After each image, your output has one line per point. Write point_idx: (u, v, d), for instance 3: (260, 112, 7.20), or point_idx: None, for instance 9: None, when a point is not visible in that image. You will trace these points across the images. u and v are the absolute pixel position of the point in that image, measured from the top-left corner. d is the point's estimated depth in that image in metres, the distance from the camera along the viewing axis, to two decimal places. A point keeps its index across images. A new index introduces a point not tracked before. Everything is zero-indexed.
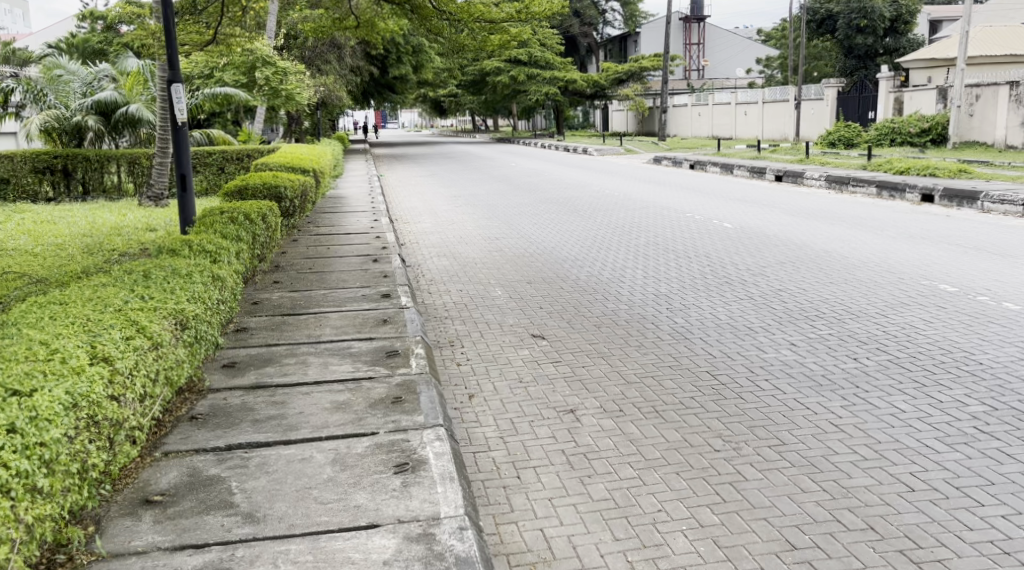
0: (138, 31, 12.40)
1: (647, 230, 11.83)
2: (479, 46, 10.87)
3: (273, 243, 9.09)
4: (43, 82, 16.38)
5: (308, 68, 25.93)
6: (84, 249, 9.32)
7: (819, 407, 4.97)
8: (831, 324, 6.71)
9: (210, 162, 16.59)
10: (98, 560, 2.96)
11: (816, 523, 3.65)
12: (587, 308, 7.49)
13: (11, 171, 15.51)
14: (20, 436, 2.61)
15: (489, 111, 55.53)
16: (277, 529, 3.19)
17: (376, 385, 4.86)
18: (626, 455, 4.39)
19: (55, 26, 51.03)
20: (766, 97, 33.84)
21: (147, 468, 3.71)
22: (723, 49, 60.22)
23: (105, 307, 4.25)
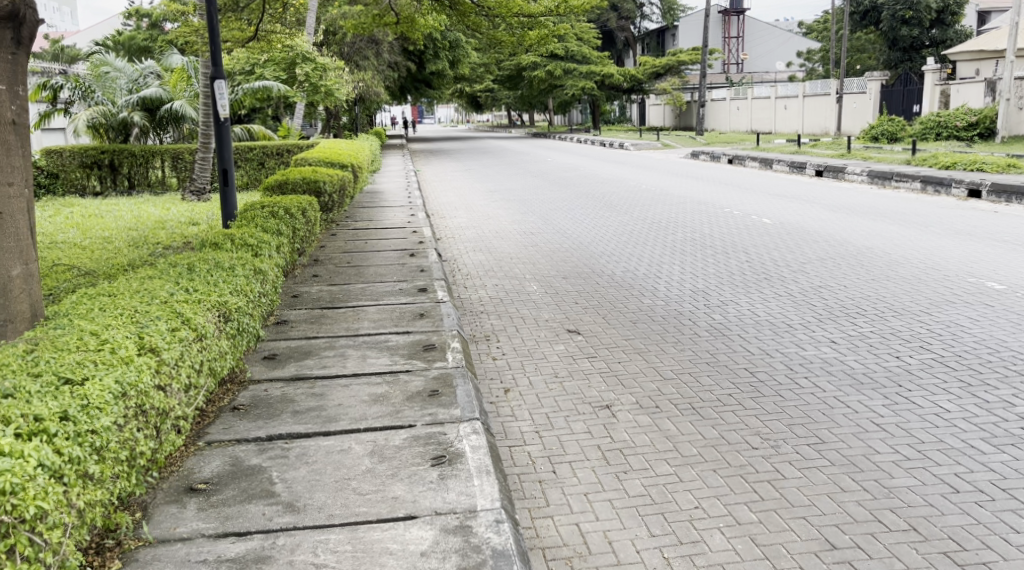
0: (182, 28, 12.67)
1: (684, 225, 11.76)
2: (517, 42, 10.82)
3: (312, 237, 9.20)
4: (91, 79, 16.63)
5: (348, 64, 26.16)
6: (129, 242, 9.52)
7: (860, 405, 4.91)
8: (873, 323, 6.58)
9: (251, 157, 16.82)
10: (146, 546, 3.03)
11: (857, 522, 3.60)
12: (623, 304, 7.47)
13: (60, 165, 15.98)
14: (72, 424, 2.69)
15: (524, 106, 55.50)
16: (317, 519, 3.24)
17: (414, 378, 4.92)
18: (662, 451, 4.38)
19: (105, 22, 51.91)
20: (807, 90, 33.34)
21: (190, 457, 3.79)
22: (763, 42, 59.59)
23: (152, 299, 4.37)
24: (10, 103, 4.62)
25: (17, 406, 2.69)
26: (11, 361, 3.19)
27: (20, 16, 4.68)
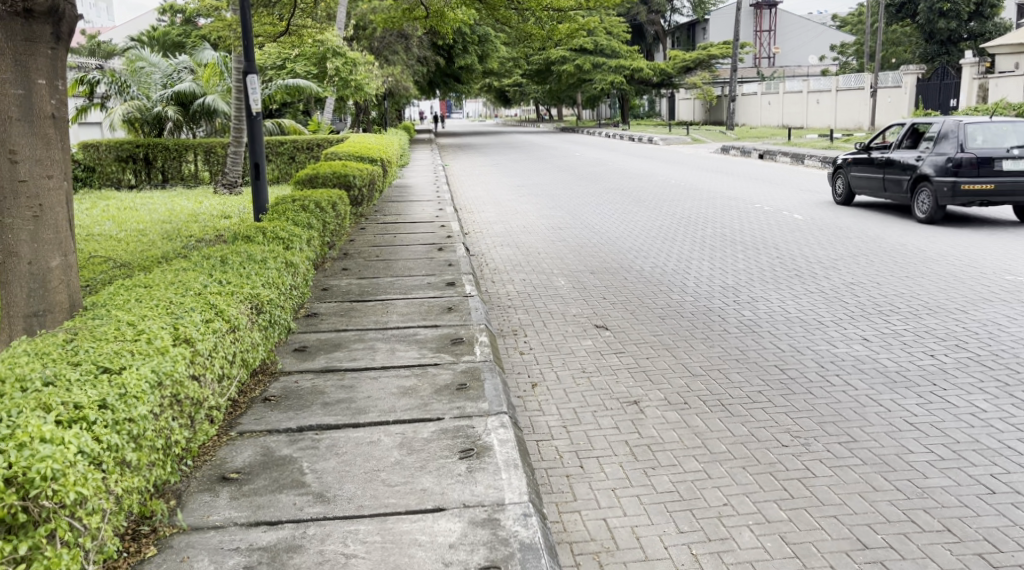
0: (215, 23, 12.85)
1: (714, 221, 11.66)
2: (547, 36, 10.79)
3: (342, 231, 9.29)
4: (127, 74, 16.95)
5: (377, 59, 26.25)
6: (163, 234, 9.65)
7: (893, 404, 4.85)
8: (907, 321, 6.48)
9: (282, 151, 16.98)
10: (180, 533, 3.08)
11: (889, 522, 3.57)
12: (652, 300, 7.44)
13: (96, 159, 16.24)
14: (111, 412, 2.74)
15: (553, 101, 55.35)
16: (347, 510, 3.27)
17: (442, 371, 4.95)
18: (691, 448, 4.36)
19: (138, 19, 52.52)
20: (840, 85, 32.88)
21: (223, 447, 3.84)
22: (795, 36, 58.85)
23: (186, 290, 4.43)
24: (50, 98, 4.68)
25: (57, 394, 2.75)
26: (51, 350, 3.26)
27: (61, 13, 4.70)
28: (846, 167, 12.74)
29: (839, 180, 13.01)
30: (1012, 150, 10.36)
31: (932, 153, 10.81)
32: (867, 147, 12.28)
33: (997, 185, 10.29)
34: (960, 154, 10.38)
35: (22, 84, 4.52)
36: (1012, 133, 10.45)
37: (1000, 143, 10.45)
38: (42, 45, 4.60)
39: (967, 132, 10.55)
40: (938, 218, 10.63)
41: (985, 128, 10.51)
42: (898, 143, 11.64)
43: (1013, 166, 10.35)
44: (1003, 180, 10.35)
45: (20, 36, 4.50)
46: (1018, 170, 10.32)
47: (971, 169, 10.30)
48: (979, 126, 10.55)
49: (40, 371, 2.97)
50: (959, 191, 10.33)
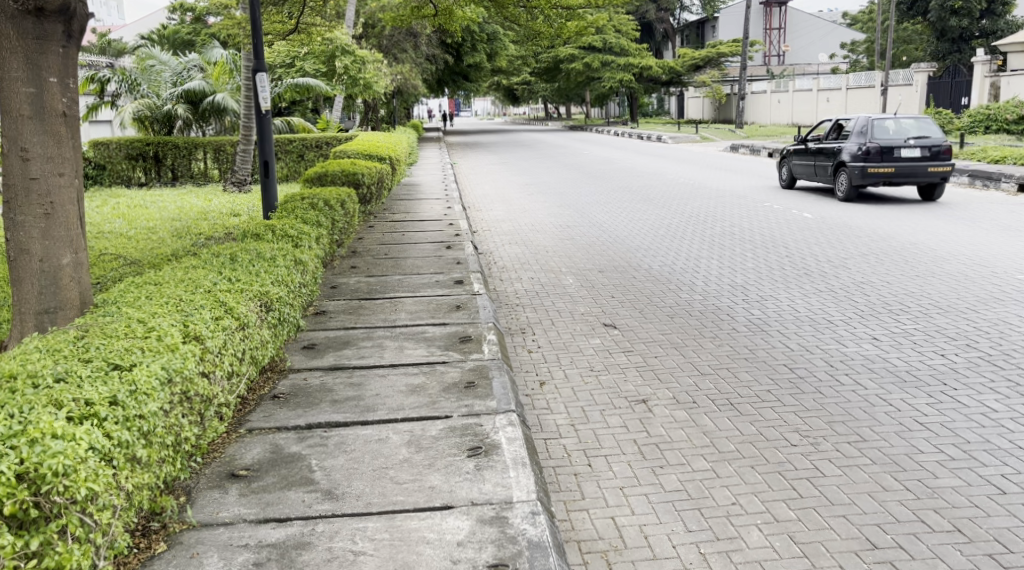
0: (225, 21, 12.90)
1: (723, 220, 11.63)
2: (555, 34, 10.81)
3: (350, 229, 9.30)
4: (137, 72, 16.97)
5: (386, 57, 26.26)
6: (172, 232, 9.69)
7: (903, 404, 4.83)
8: (917, 320, 6.46)
9: (291, 149, 17.02)
10: (190, 529, 3.10)
11: (899, 522, 3.55)
12: (661, 299, 7.42)
13: (107, 157, 16.34)
14: (121, 408, 2.75)
15: (562, 98, 55.27)
16: (355, 507, 3.28)
17: (450, 369, 4.95)
18: (699, 447, 4.35)
19: (147, 17, 52.68)
20: (850, 83, 32.74)
21: (232, 444, 3.86)
22: (805, 34, 58.65)
23: (196, 287, 4.45)
24: (61, 96, 4.70)
25: (68, 390, 2.76)
26: (63, 347, 3.28)
27: (73, 11, 4.72)
28: (789, 156, 14.87)
29: (784, 167, 15.14)
30: (910, 140, 12.51)
31: (849, 143, 12.92)
32: (804, 139, 14.41)
33: (897, 168, 12.44)
34: (867, 143, 12.53)
35: (34, 82, 4.54)
36: (913, 127, 12.66)
37: (901, 135, 12.60)
38: (54, 43, 4.61)
39: (875, 125, 12.67)
40: (853, 196, 12.75)
41: (888, 122, 12.68)
42: (825, 135, 13.80)
43: (910, 153, 12.49)
44: (903, 165, 12.49)
45: (31, 35, 4.51)
46: (915, 156, 12.46)
47: (877, 156, 12.46)
48: (885, 121, 12.71)
49: (52, 368, 2.98)
50: (866, 174, 12.47)
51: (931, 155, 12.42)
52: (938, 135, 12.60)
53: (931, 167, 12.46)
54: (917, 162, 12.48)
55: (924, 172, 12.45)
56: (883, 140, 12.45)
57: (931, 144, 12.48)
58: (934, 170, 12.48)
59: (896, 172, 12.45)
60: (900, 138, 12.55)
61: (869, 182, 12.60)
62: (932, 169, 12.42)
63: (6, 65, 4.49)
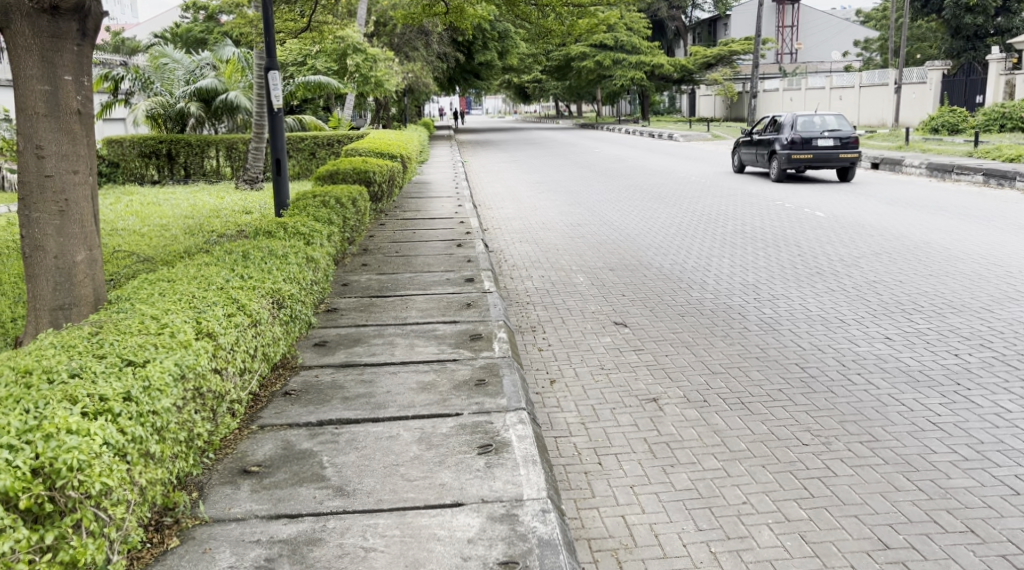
0: (238, 19, 12.94)
1: (735, 218, 11.59)
2: (566, 31, 10.88)
3: (361, 227, 9.32)
4: (151, 70, 17.15)
5: (397, 55, 26.31)
6: (186, 229, 9.75)
7: (915, 403, 4.81)
8: (930, 320, 6.42)
9: (303, 147, 17.08)
10: (202, 524, 3.12)
11: (912, 522, 3.54)
12: (671, 298, 7.40)
13: (121, 155, 16.47)
14: (135, 404, 2.77)
15: (573, 97, 55.21)
16: (366, 504, 3.29)
17: (461, 366, 4.96)
18: (710, 446, 4.34)
19: (160, 16, 52.94)
20: (864, 80, 32.58)
21: (244, 440, 3.88)
22: (818, 32, 58.37)
23: (209, 285, 4.47)
24: (76, 94, 4.72)
25: (83, 386, 2.78)
26: (77, 343, 3.30)
27: (87, 9, 4.75)
28: (740, 144, 17.88)
29: (738, 156, 18.07)
30: (827, 132, 15.38)
31: (780, 135, 15.86)
32: (750, 132, 17.39)
33: (815, 155, 15.32)
34: (791, 135, 15.50)
35: (49, 80, 4.57)
36: (832, 121, 15.50)
37: (819, 128, 15.49)
38: (68, 41, 4.64)
39: (801, 120, 15.60)
40: (782, 177, 15.73)
41: (810, 118, 15.60)
42: (765, 128, 16.80)
43: (826, 142, 15.36)
44: (820, 152, 15.36)
45: (46, 33, 4.54)
46: (830, 145, 15.32)
47: (800, 145, 15.38)
48: (808, 117, 15.66)
49: (67, 363, 3.00)
50: (791, 159, 15.43)
51: (842, 143, 15.22)
52: (850, 130, 15.45)
53: (843, 155, 15.27)
54: (832, 150, 15.33)
55: (837, 158, 15.29)
56: (803, 133, 15.38)
57: (843, 135, 15.32)
58: (845, 156, 15.28)
59: (813, 159, 15.34)
60: (820, 131, 15.44)
61: (794, 166, 15.55)
62: (844, 157, 15.23)
63: (21, 63, 4.52)
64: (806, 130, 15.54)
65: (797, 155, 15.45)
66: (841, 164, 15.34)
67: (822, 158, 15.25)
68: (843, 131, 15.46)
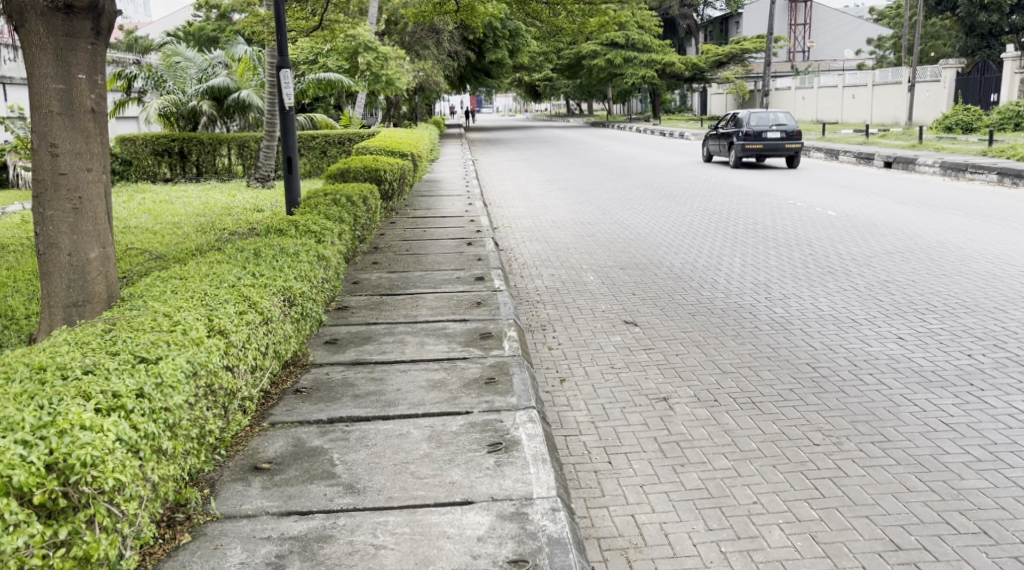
0: (249, 18, 12.97)
1: (746, 217, 11.56)
2: (577, 30, 10.95)
3: (371, 225, 9.34)
4: (163, 69, 17.22)
5: (408, 53, 26.34)
6: (198, 227, 9.78)
7: (928, 404, 4.79)
8: (943, 320, 6.39)
9: (314, 145, 17.13)
10: (213, 520, 3.14)
11: (923, 524, 3.52)
12: (682, 297, 7.39)
13: (134, 153, 16.57)
14: (148, 401, 2.79)
15: (583, 95, 55.16)
16: (376, 501, 3.30)
17: (470, 365, 4.97)
18: (720, 445, 4.33)
19: (174, 14, 53.27)
20: (877, 79, 32.40)
21: (256, 437, 3.90)
22: (831, 30, 58.09)
23: (221, 283, 4.49)
24: (90, 92, 4.75)
25: (96, 382, 2.79)
26: (91, 340, 3.33)
27: (101, 8, 4.77)
28: (707, 137, 20.76)
29: (704, 146, 21.03)
30: (775, 127, 18.35)
31: (737, 129, 18.85)
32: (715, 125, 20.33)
33: (765, 145, 18.25)
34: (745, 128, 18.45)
35: (63, 78, 4.60)
36: (780, 117, 18.49)
37: (769, 123, 18.45)
38: (82, 40, 4.67)
39: (755, 116, 18.55)
40: (738, 164, 18.66)
41: (762, 114, 18.59)
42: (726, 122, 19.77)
43: (774, 135, 18.31)
44: (770, 143, 18.32)
45: (61, 31, 4.57)
46: (777, 137, 18.27)
47: (752, 137, 18.34)
48: (761, 114, 18.63)
49: (81, 360, 3.02)
50: (745, 149, 18.37)
51: (787, 135, 18.20)
52: (794, 124, 18.44)
53: (788, 145, 18.23)
54: (779, 142, 18.27)
55: (783, 148, 18.24)
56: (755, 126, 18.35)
57: (788, 129, 18.28)
58: (789, 146, 18.25)
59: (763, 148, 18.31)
60: (769, 125, 18.39)
61: (747, 154, 18.51)
62: (788, 146, 18.19)
63: (35, 62, 4.55)
64: (758, 125, 18.48)
65: (749, 144, 18.43)
66: (786, 153, 18.31)
67: (770, 148, 18.20)
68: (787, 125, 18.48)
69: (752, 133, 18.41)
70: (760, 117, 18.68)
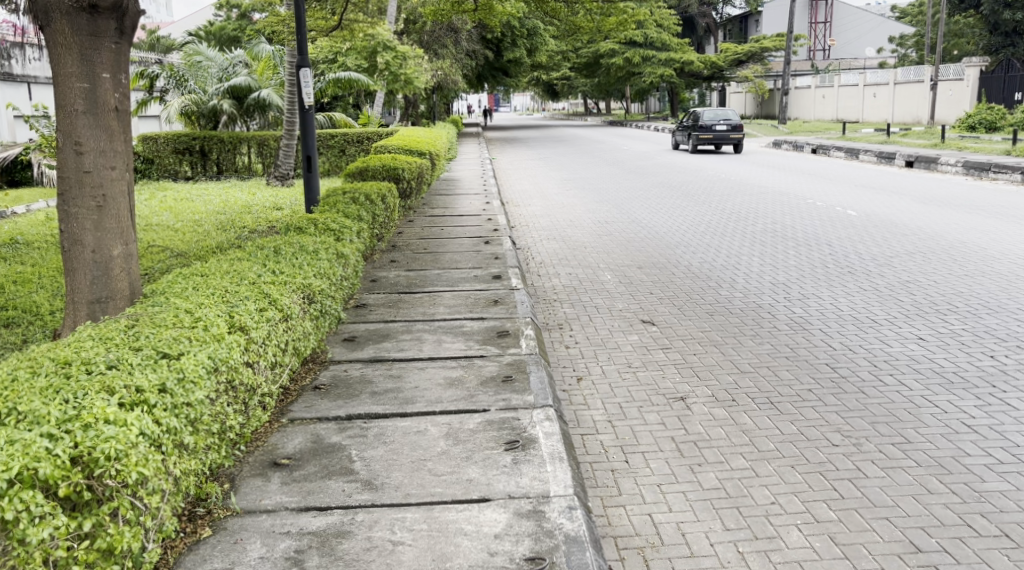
0: (269, 18, 13.04)
1: (765, 216, 11.50)
2: (596, 28, 10.93)
3: (390, 224, 9.37)
4: (185, 68, 17.32)
5: (426, 52, 26.40)
6: (218, 225, 9.83)
7: (949, 405, 4.75)
8: (965, 321, 6.33)
9: (333, 144, 17.22)
10: (234, 515, 3.17)
11: (944, 526, 3.50)
12: (700, 296, 7.37)
13: (155, 151, 16.72)
14: (170, 396, 2.83)
15: (602, 94, 55.08)
16: (393, 498, 3.32)
17: (488, 363, 4.98)
18: (738, 445, 4.32)
19: (196, 13, 53.67)
20: (899, 77, 32.14)
21: (275, 433, 3.93)
22: (851, 28, 57.67)
23: (241, 279, 4.53)
24: (113, 91, 4.81)
25: (120, 377, 2.83)
26: (114, 335, 3.37)
27: (124, 8, 4.82)
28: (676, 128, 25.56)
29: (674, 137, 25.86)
30: (723, 121, 23.25)
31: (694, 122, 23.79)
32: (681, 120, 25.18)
33: (715, 136, 23.11)
34: (700, 122, 23.35)
35: (88, 77, 4.66)
36: (726, 113, 23.40)
37: (719, 119, 23.35)
38: (106, 39, 4.71)
39: (707, 113, 23.46)
40: (694, 150, 23.49)
41: (713, 112, 23.52)
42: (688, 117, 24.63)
43: (721, 128, 23.18)
44: (718, 134, 23.20)
45: (85, 31, 4.63)
46: (724, 129, 23.17)
47: (704, 130, 23.24)
48: (711, 111, 23.55)
49: (104, 355, 3.06)
50: (698, 139, 23.26)
51: (732, 128, 23.11)
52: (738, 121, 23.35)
53: (732, 135, 23.16)
54: (724, 133, 23.17)
55: (728, 138, 23.12)
56: (707, 121, 23.17)
57: (732, 123, 23.18)
58: (734, 137, 23.13)
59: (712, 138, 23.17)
60: (717, 120, 23.29)
61: (701, 143, 23.41)
62: (733, 137, 23.08)
63: (60, 62, 4.61)
64: (710, 121, 23.41)
65: (702, 135, 23.33)
66: (732, 142, 23.17)
67: (718, 138, 23.10)
68: (733, 121, 23.44)
69: (704, 127, 23.27)
70: (712, 115, 23.60)
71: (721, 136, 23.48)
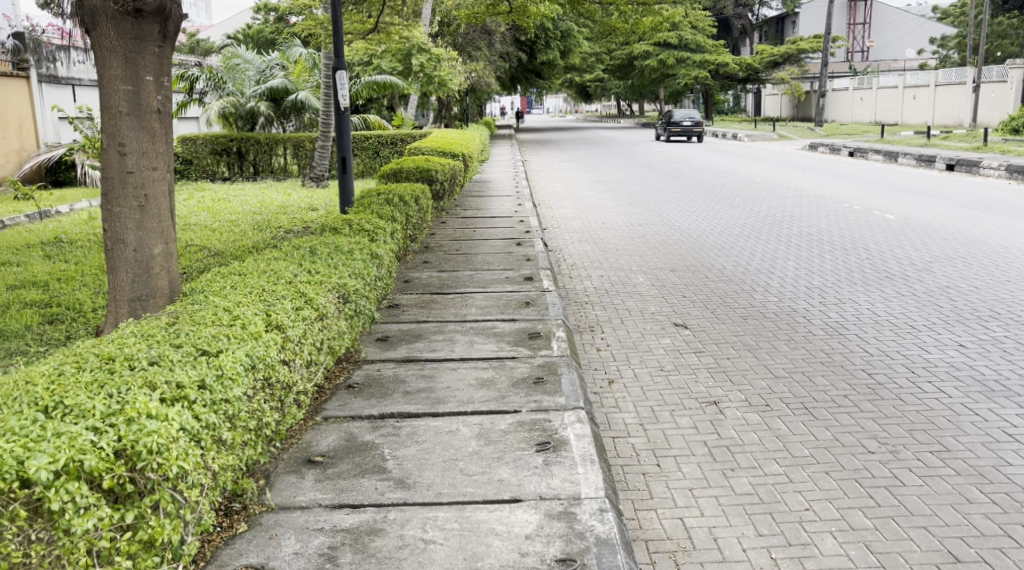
0: (307, 22, 13.19)
1: (801, 220, 11.38)
2: (630, 29, 10.93)
3: (423, 225, 9.43)
4: (223, 71, 17.46)
5: (461, 54, 26.51)
6: (255, 226, 9.93)
7: (990, 414, 4.67)
8: (1006, 327, 6.21)
9: (367, 146, 17.37)
10: (268, 511, 3.22)
11: (983, 536, 3.44)
12: (734, 299, 7.32)
13: (193, 152, 16.93)
14: (209, 392, 2.89)
15: (635, 96, 54.77)
16: (425, 496, 3.35)
17: (519, 364, 5.00)
18: (771, 450, 4.29)
19: (233, 17, 54.22)
20: (939, 79, 31.63)
21: (309, 431, 3.98)
22: (892, 29, 56.79)
23: (278, 278, 4.60)
24: (156, 93, 4.90)
25: (161, 372, 2.88)
26: (156, 332, 3.43)
27: (168, 12, 4.92)
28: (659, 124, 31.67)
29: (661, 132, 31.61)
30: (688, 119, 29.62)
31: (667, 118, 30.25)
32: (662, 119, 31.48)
33: (681, 128, 29.43)
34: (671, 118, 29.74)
35: (132, 80, 4.76)
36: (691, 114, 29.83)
37: (686, 117, 29.77)
38: (150, 43, 4.81)
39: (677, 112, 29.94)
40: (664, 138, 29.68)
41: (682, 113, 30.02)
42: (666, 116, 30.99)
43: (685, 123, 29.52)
44: (684, 128, 29.52)
45: (130, 34, 4.73)
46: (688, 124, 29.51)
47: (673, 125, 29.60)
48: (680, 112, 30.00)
49: (147, 351, 3.13)
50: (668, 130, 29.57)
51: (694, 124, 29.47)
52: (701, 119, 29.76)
53: (696, 129, 29.46)
54: (689, 127, 29.46)
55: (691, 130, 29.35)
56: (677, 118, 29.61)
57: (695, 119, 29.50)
58: (696, 129, 29.30)
59: (683, 131, 29.39)
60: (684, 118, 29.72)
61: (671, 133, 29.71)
62: (696, 130, 29.34)
63: (106, 65, 4.71)
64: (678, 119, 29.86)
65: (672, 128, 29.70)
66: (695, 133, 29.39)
67: (684, 130, 29.39)
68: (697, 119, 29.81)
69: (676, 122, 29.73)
70: (682, 114, 30.07)
71: (687, 130, 29.81)
